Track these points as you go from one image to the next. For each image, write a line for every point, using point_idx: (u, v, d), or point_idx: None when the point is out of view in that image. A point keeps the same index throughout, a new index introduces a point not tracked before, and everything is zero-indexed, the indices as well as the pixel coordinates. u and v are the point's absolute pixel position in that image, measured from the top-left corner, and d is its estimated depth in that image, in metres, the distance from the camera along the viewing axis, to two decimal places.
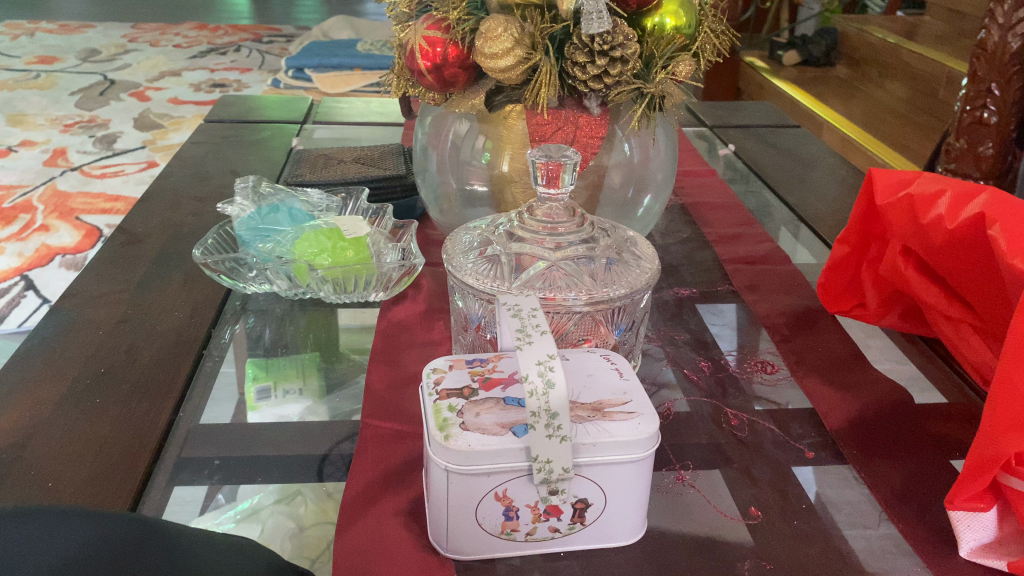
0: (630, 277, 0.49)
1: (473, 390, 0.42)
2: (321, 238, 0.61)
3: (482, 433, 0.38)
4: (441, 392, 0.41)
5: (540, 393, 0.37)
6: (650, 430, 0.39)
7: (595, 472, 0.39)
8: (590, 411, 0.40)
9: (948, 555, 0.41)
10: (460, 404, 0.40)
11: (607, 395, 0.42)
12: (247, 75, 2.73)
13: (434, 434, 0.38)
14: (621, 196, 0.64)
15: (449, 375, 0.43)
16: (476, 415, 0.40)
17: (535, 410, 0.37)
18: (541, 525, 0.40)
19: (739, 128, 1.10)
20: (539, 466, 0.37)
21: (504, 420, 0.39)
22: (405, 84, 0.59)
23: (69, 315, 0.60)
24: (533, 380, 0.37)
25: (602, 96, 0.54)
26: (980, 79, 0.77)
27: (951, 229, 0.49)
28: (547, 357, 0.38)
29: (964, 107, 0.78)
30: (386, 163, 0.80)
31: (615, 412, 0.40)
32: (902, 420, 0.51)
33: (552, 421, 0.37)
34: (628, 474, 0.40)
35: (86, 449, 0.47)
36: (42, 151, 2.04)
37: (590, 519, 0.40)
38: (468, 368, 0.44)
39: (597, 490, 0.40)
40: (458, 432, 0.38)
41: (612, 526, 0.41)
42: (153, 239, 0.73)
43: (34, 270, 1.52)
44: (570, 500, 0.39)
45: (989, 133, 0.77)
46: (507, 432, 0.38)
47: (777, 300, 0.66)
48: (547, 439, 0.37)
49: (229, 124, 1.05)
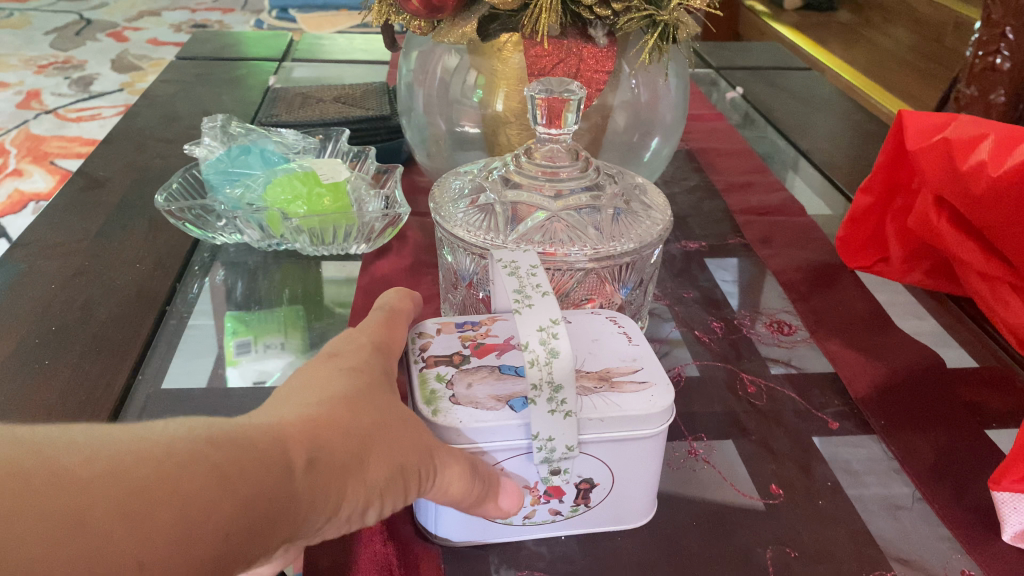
0: (640, 229, 0.44)
1: (464, 357, 0.37)
2: (296, 183, 0.55)
3: (474, 408, 0.34)
4: (428, 360, 0.37)
5: (542, 363, 0.32)
6: (664, 404, 0.34)
7: (603, 449, 0.35)
8: (596, 381, 0.36)
9: (987, 539, 0.37)
10: (450, 373, 0.36)
11: (615, 363, 0.37)
12: (229, 15, 2.63)
13: (421, 408, 0.33)
14: (626, 140, 0.58)
15: (438, 340, 0.38)
16: (467, 387, 0.35)
17: (537, 382, 0.32)
18: (540, 508, 0.36)
19: (745, 70, 1.03)
20: (540, 445, 0.33)
21: (500, 392, 0.35)
22: (389, 10, 0.53)
23: (20, 267, 0.55)
24: (533, 349, 0.32)
25: (609, 24, 0.48)
26: (995, 22, 0.65)
27: (995, 178, 0.44)
28: (550, 323, 0.33)
29: (975, 53, 0.67)
30: (370, 102, 0.74)
31: (626, 383, 0.36)
32: (932, 386, 0.47)
33: (555, 395, 0.32)
34: (640, 450, 0.35)
35: (33, 415, 0.42)
36: (15, 93, 1.95)
37: (595, 501, 0.36)
38: (458, 332, 0.39)
39: (604, 469, 0.35)
40: (447, 406, 0.33)
41: (620, 509, 0.37)
42: (116, 184, 0.67)
43: (6, 216, 1.45)
44: (573, 480, 0.35)
45: (1002, 79, 0.66)
46: (503, 406, 0.34)
47: (791, 254, 0.61)
48: (549, 414, 0.32)
49: (203, 62, 0.98)
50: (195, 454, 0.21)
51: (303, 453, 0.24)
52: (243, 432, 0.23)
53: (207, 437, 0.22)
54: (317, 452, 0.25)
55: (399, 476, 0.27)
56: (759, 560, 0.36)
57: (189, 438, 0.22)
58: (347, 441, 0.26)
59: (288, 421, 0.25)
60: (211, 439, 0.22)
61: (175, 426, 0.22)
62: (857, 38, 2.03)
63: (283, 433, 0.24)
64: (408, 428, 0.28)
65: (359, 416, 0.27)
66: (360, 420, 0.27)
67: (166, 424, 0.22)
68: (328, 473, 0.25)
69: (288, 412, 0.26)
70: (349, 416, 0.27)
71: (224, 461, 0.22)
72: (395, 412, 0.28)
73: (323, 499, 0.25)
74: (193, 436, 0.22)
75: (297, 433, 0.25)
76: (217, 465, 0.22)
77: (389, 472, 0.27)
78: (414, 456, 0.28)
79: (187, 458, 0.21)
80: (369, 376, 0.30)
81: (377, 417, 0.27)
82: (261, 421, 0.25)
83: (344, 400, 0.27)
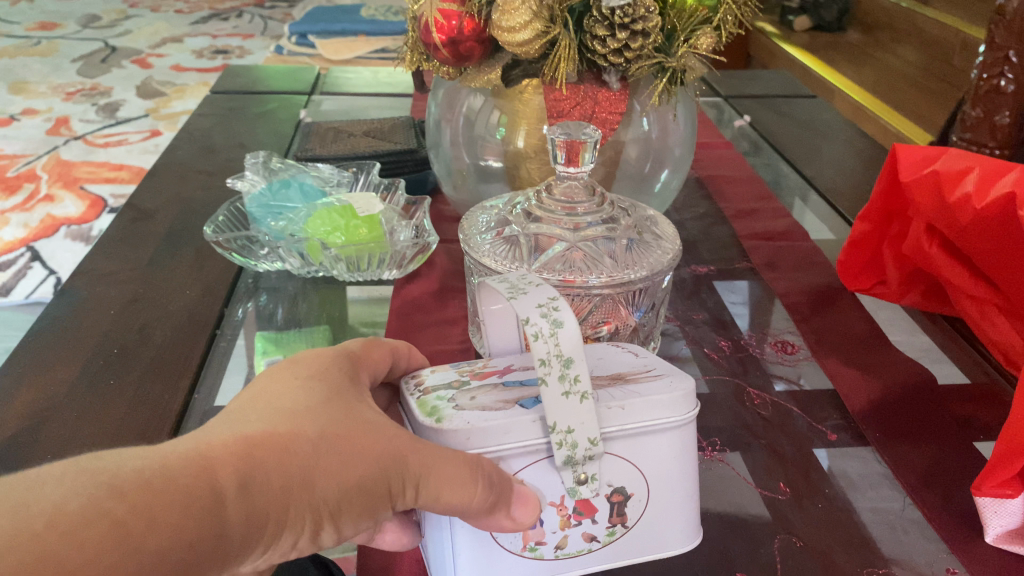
0: (651, 258, 0.48)
1: (465, 382, 0.38)
2: (334, 216, 0.60)
3: (482, 411, 0.35)
4: (426, 389, 0.38)
5: (547, 335, 0.33)
6: (684, 388, 0.36)
7: (624, 447, 0.36)
8: (609, 379, 0.38)
9: (973, 541, 0.41)
10: (450, 393, 0.37)
11: (627, 368, 0.39)
12: (250, 41, 2.70)
13: (423, 420, 0.35)
14: (638, 170, 0.63)
15: (432, 376, 0.39)
16: (472, 398, 0.36)
17: (546, 357, 0.33)
18: (573, 532, 0.36)
19: (754, 98, 1.07)
20: (560, 439, 0.34)
21: (506, 397, 0.37)
22: (419, 59, 0.58)
23: (81, 295, 0.60)
24: (537, 322, 0.34)
25: (621, 70, 0.53)
26: (998, 46, 0.66)
27: (979, 209, 0.48)
28: (548, 300, 0.35)
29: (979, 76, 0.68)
30: (397, 136, 0.79)
31: (639, 377, 0.38)
32: (925, 402, 0.50)
33: (567, 371, 0.33)
34: (660, 445, 0.37)
35: (100, 432, 0.46)
36: (45, 120, 2.02)
37: (631, 519, 0.37)
38: (455, 368, 0.40)
39: (636, 478, 0.36)
40: (451, 414, 0.35)
41: (657, 527, 0.38)
42: (163, 215, 0.72)
43: (39, 240, 1.52)
44: (604, 491, 0.36)
45: (1008, 101, 0.67)
46: (514, 406, 0.36)
47: (796, 279, 0.65)
48: (563, 398, 0.33)
49: (236, 96, 1.03)
50: (93, 512, 0.23)
51: (234, 479, 0.27)
52: (164, 469, 0.26)
53: (112, 486, 0.24)
54: (249, 478, 0.27)
55: (352, 491, 0.30)
56: (763, 560, 0.40)
57: (91, 493, 0.24)
58: (286, 466, 0.28)
59: (218, 447, 0.27)
60: (116, 488, 0.24)
61: (80, 478, 0.24)
62: (865, 59, 2.06)
63: (213, 460, 0.27)
64: (363, 440, 0.31)
65: (300, 434, 0.29)
66: (302, 437, 0.29)
67: (64, 476, 0.24)
68: (262, 499, 0.27)
69: (225, 436, 0.28)
70: (287, 436, 0.29)
71: (129, 513, 0.24)
72: (346, 424, 0.31)
73: (257, 523, 0.27)
74: (96, 487, 0.24)
75: (230, 459, 0.27)
76: (119, 518, 0.24)
77: (336, 491, 0.29)
78: (372, 470, 0.30)
79: (84, 518, 0.23)
80: (323, 390, 0.32)
81: (324, 431, 0.30)
82: (190, 450, 0.27)
83: (287, 418, 0.30)
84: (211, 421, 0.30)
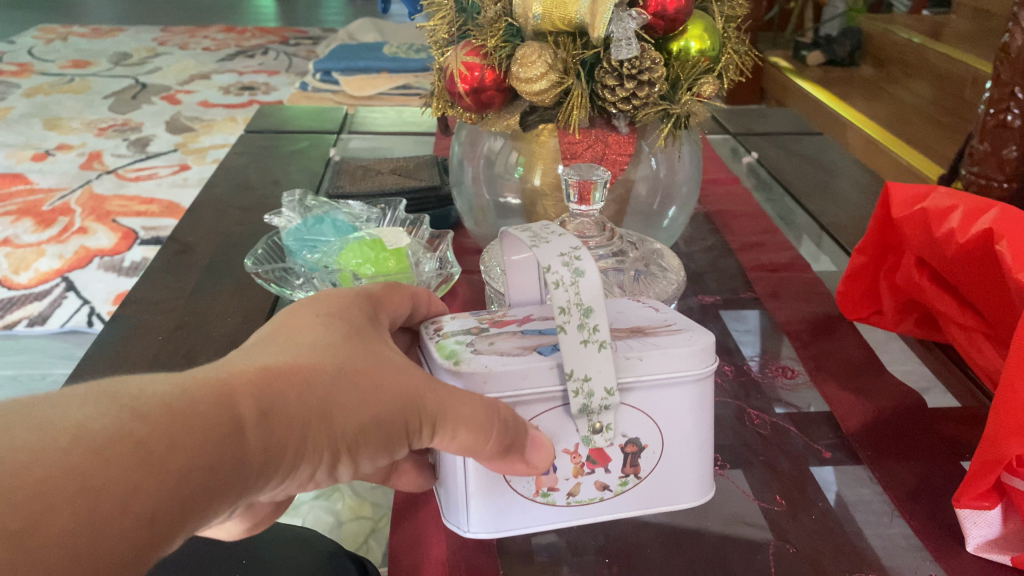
0: (658, 288, 0.54)
1: (483, 328, 0.42)
2: (365, 249, 0.64)
3: (501, 356, 0.39)
4: (444, 334, 0.41)
5: (569, 285, 0.37)
6: (702, 343, 0.40)
7: (639, 400, 0.40)
8: (628, 331, 0.41)
9: (957, 549, 0.44)
10: (469, 339, 0.41)
11: (647, 322, 0.43)
12: (275, 79, 2.79)
13: (442, 362, 0.38)
14: (648, 206, 0.67)
15: (452, 322, 0.43)
16: (490, 344, 0.40)
17: (565, 306, 0.37)
18: (588, 480, 0.40)
19: (762, 136, 1.12)
20: (578, 387, 0.37)
21: (525, 344, 0.40)
22: (445, 105, 0.62)
23: (131, 323, 0.65)
24: (558, 271, 0.37)
25: (629, 116, 0.57)
26: (1004, 82, 0.70)
27: (962, 243, 0.51)
28: (570, 250, 0.38)
29: (986, 111, 0.71)
30: (422, 174, 0.84)
31: (658, 331, 0.41)
32: (916, 422, 0.54)
33: (586, 320, 0.37)
34: (675, 397, 0.40)
35: None
36: (78, 155, 2.11)
37: (644, 471, 0.41)
38: (474, 315, 0.44)
39: (650, 432, 0.40)
40: (470, 358, 0.38)
41: (669, 479, 0.42)
42: (203, 248, 0.77)
43: (73, 271, 1.58)
44: (618, 442, 0.40)
45: (1014, 136, 0.70)
46: (533, 351, 0.39)
47: (798, 308, 0.69)
48: (583, 346, 0.37)
49: (269, 135, 1.09)
50: (119, 432, 0.26)
51: (253, 407, 0.30)
52: (185, 396, 0.28)
53: (135, 411, 0.27)
54: (269, 407, 0.30)
55: (369, 424, 0.33)
56: (760, 567, 0.43)
57: (115, 415, 0.26)
58: (306, 397, 0.32)
59: (239, 376, 0.30)
60: (139, 412, 0.27)
61: (103, 400, 0.27)
62: (878, 93, 2.09)
63: (233, 388, 0.30)
64: (381, 378, 0.34)
65: (319, 368, 0.33)
66: (320, 371, 0.33)
67: (87, 398, 0.27)
68: (280, 427, 0.31)
69: (248, 366, 0.31)
70: (306, 369, 0.32)
71: (151, 434, 0.26)
72: (362, 360, 0.34)
73: (275, 448, 0.30)
74: (121, 410, 0.27)
75: (250, 390, 0.30)
76: (144, 439, 0.26)
77: (354, 423, 0.33)
78: (389, 407, 0.34)
79: (113, 438, 0.26)
80: (341, 328, 0.36)
81: (344, 365, 0.33)
82: (212, 378, 0.30)
83: (307, 354, 0.33)
84: (239, 351, 0.34)
